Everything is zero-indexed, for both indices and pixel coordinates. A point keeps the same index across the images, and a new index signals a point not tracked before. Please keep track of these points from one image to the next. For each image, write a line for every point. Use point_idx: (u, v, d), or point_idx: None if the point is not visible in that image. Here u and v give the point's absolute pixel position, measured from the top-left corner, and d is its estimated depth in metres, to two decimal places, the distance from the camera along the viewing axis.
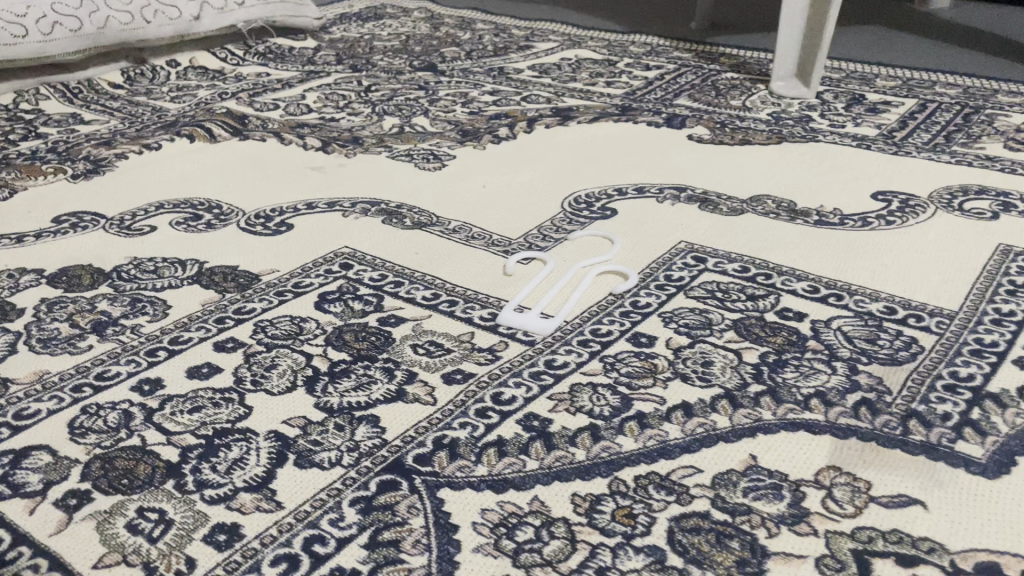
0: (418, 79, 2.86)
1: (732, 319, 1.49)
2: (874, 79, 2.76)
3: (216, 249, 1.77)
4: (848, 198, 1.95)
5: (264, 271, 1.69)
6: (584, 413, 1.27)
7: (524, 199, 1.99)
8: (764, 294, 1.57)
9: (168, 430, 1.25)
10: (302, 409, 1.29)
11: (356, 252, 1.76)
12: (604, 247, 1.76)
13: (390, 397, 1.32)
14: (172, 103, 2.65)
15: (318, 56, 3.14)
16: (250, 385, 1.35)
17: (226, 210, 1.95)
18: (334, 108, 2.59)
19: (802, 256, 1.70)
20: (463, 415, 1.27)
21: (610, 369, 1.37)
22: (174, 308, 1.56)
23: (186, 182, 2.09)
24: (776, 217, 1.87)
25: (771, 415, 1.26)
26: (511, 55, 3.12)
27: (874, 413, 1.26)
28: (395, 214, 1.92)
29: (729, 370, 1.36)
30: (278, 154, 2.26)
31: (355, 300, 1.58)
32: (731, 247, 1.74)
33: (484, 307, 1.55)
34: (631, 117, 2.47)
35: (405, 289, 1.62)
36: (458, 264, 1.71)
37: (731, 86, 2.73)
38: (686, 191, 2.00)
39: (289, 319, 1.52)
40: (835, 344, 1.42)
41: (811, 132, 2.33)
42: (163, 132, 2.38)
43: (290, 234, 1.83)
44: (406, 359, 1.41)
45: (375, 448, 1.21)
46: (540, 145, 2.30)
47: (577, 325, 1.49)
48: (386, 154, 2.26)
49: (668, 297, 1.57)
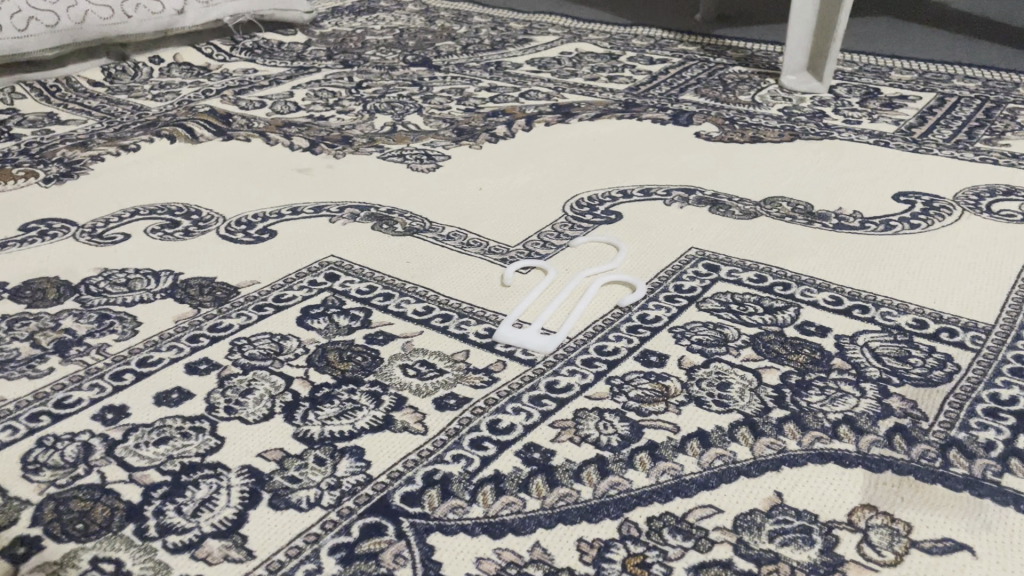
0: (412, 75, 2.74)
1: (749, 335, 1.37)
2: (889, 72, 2.64)
3: (192, 258, 1.65)
4: (868, 199, 1.82)
5: (243, 283, 1.57)
6: (590, 443, 1.15)
7: (523, 202, 1.87)
8: (783, 306, 1.45)
9: (131, 465, 1.14)
10: (280, 440, 1.18)
11: (343, 262, 1.64)
12: (610, 255, 1.64)
13: (376, 426, 1.20)
14: (154, 101, 2.53)
15: (308, 51, 3.02)
16: (223, 413, 1.23)
17: (206, 215, 1.83)
18: (323, 106, 2.47)
19: (822, 264, 1.58)
20: (456, 446, 1.15)
21: (618, 392, 1.25)
22: (145, 325, 1.44)
23: (164, 185, 1.97)
24: (792, 220, 1.75)
25: (796, 446, 1.14)
26: (509, 50, 2.99)
27: (910, 443, 1.14)
28: (386, 220, 1.80)
29: (748, 393, 1.24)
30: (263, 155, 2.14)
31: (340, 315, 1.46)
32: (745, 254, 1.62)
33: (481, 322, 1.43)
34: (635, 114, 2.35)
35: (395, 302, 1.50)
36: (453, 274, 1.59)
37: (739, 81, 2.61)
38: (695, 193, 1.88)
39: (268, 337, 1.40)
40: (862, 362, 1.30)
41: (825, 128, 2.21)
42: (142, 132, 2.26)
43: (272, 242, 1.71)
44: (394, 382, 1.29)
45: (358, 486, 1.09)
46: (540, 144, 2.18)
47: (581, 342, 1.37)
48: (377, 155, 2.14)
49: (678, 310, 1.45)
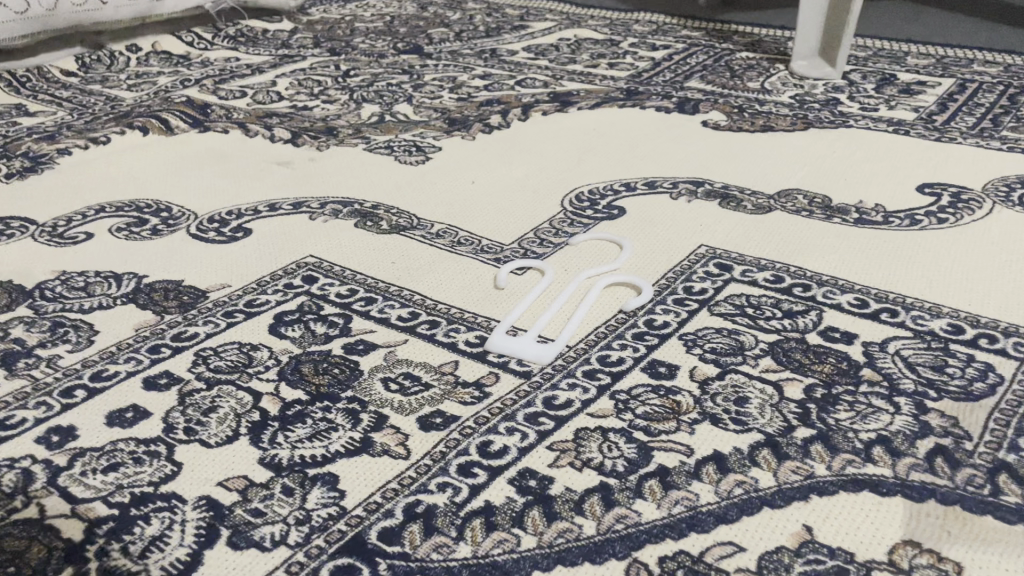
0: (402, 63, 2.60)
1: (768, 342, 1.24)
2: (905, 57, 2.50)
3: (158, 260, 1.52)
4: (890, 191, 1.69)
5: (212, 287, 1.43)
6: (593, 469, 1.02)
7: (518, 197, 1.73)
8: (804, 310, 1.32)
9: (74, 497, 1.01)
10: (244, 466, 1.05)
11: (323, 262, 1.51)
12: (613, 253, 1.51)
13: (352, 449, 1.07)
14: (129, 91, 2.39)
15: (293, 38, 2.88)
16: (182, 435, 1.10)
17: (176, 213, 1.69)
18: (307, 95, 2.33)
19: (845, 262, 1.45)
20: (442, 473, 1.02)
21: (623, 409, 1.12)
22: (102, 335, 1.31)
23: (134, 181, 1.84)
24: (809, 214, 1.62)
25: (825, 471, 1.01)
26: (504, 36, 2.85)
27: (953, 467, 1.01)
28: (371, 216, 1.67)
29: (769, 409, 1.11)
30: (241, 147, 2.01)
31: (316, 322, 1.33)
32: (760, 252, 1.49)
33: (472, 330, 1.30)
34: (637, 102, 2.21)
35: (376, 307, 1.37)
36: (442, 275, 1.46)
37: (747, 67, 2.47)
38: (703, 185, 1.74)
39: (237, 348, 1.27)
40: (895, 374, 1.17)
41: (840, 116, 2.08)
42: (113, 124, 2.12)
43: (246, 241, 1.58)
44: (374, 398, 1.16)
45: (331, 520, 0.96)
46: (537, 134, 2.04)
47: (582, 351, 1.24)
48: (363, 146, 2.00)
49: (689, 314, 1.32)
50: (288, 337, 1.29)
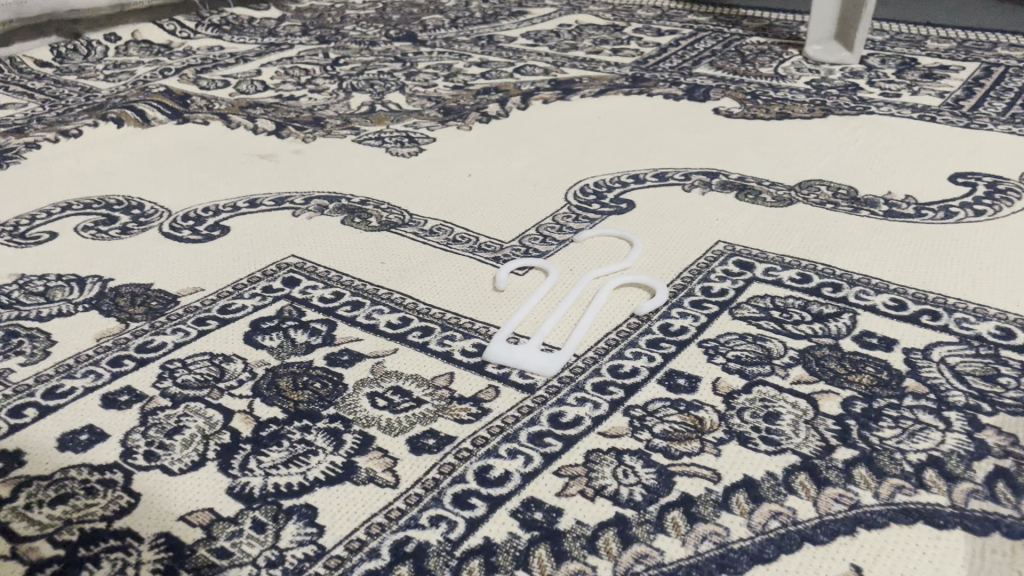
0: (394, 51, 2.47)
1: (798, 350, 1.12)
2: (924, 41, 2.37)
3: (126, 261, 1.39)
4: (919, 181, 1.57)
5: (183, 291, 1.31)
6: (607, 498, 0.90)
7: (518, 189, 1.61)
8: (836, 313, 1.19)
9: (15, 535, 0.88)
10: (210, 497, 0.92)
11: (305, 262, 1.38)
12: (622, 251, 1.38)
13: (333, 477, 0.94)
14: (105, 82, 2.26)
15: (281, 27, 2.75)
16: (141, 461, 0.98)
17: (148, 210, 1.56)
18: (294, 85, 2.20)
19: (877, 260, 1.32)
20: (436, 504, 0.90)
21: (639, 428, 0.99)
22: (59, 346, 1.19)
23: (106, 176, 1.71)
24: (833, 207, 1.49)
25: (871, 500, 0.89)
26: (502, 22, 2.72)
27: (1018, 494, 0.89)
28: (359, 212, 1.54)
29: (804, 427, 0.99)
30: (221, 139, 1.88)
31: (297, 329, 1.21)
32: (784, 248, 1.36)
33: (468, 338, 1.17)
34: (643, 89, 2.09)
35: (363, 312, 1.24)
36: (435, 276, 1.33)
37: (757, 52, 2.34)
38: (718, 176, 1.62)
39: (208, 359, 1.15)
40: (943, 385, 1.05)
41: (860, 102, 1.95)
42: (86, 116, 1.99)
43: (223, 240, 1.46)
44: (359, 416, 1.03)
45: (307, 562, 0.84)
46: (538, 123, 1.91)
47: (591, 361, 1.11)
48: (352, 137, 1.87)
49: (709, 319, 1.19)
50: (265, 346, 1.17)
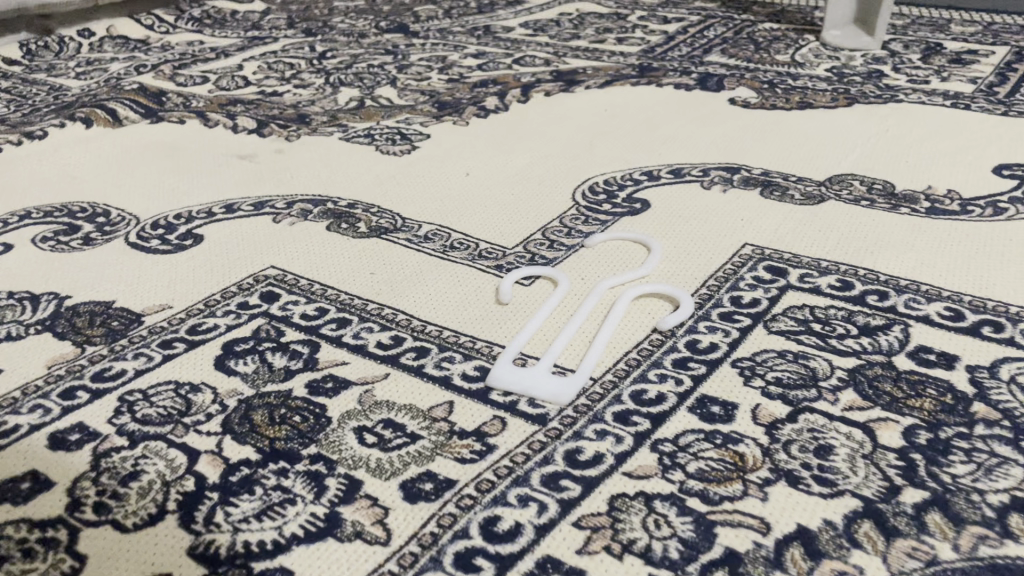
0: (385, 43, 2.33)
1: (847, 369, 0.98)
2: (948, 25, 2.24)
3: (86, 276, 1.25)
4: (962, 174, 1.43)
5: (149, 309, 1.16)
6: (638, 556, 0.76)
7: (521, 189, 1.47)
8: (885, 325, 1.05)
9: None
10: (169, 560, 0.78)
11: (286, 274, 1.24)
12: (639, 257, 1.24)
13: (313, 532, 0.80)
14: (75, 80, 2.11)
15: (265, 20, 2.60)
16: (89, 515, 0.83)
17: (115, 218, 1.42)
18: (277, 80, 2.06)
19: (924, 263, 1.18)
20: (435, 567, 0.76)
21: (670, 467, 0.85)
22: (5, 376, 1.04)
23: (70, 180, 1.56)
24: (870, 204, 1.35)
25: (951, 554, 0.75)
26: (498, 12, 2.58)
27: None
28: (346, 217, 1.40)
29: (862, 463, 0.85)
30: (198, 139, 1.73)
31: (275, 352, 1.07)
32: (819, 252, 1.22)
33: (470, 360, 1.03)
34: (652, 79, 1.95)
35: (350, 331, 1.10)
36: (431, 289, 1.19)
37: (771, 38, 2.20)
38: (739, 172, 1.48)
39: (172, 390, 1.00)
40: (1017, 409, 0.91)
41: (887, 90, 1.81)
42: (52, 116, 1.84)
43: (195, 250, 1.31)
44: (345, 456, 0.89)
45: None
46: (540, 116, 1.77)
47: (610, 385, 0.97)
48: (339, 135, 1.73)
49: (742, 333, 1.05)
50: (238, 372, 1.03)
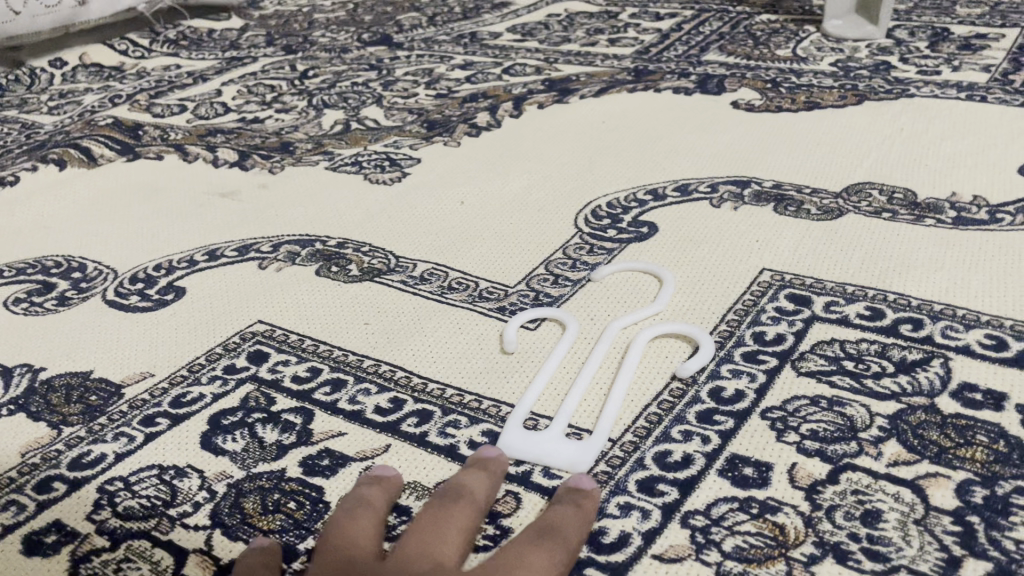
0: (369, 57, 2.24)
1: (887, 416, 0.90)
2: (952, 7, 2.15)
3: (62, 343, 1.17)
4: (986, 178, 1.35)
5: (130, 378, 1.08)
6: None
7: (520, 216, 1.39)
8: (923, 360, 0.97)
9: None
10: None
11: (275, 330, 1.16)
12: (650, 291, 1.16)
13: None
14: (48, 115, 2.02)
15: (243, 38, 2.51)
16: None
17: (92, 272, 1.34)
18: (258, 105, 1.97)
19: (958, 283, 1.10)
20: None
21: (705, 545, 0.78)
22: None
23: (45, 231, 1.48)
24: (892, 215, 1.27)
25: None
26: (483, 16, 2.49)
27: None
28: (337, 258, 1.32)
29: (915, 531, 0.77)
30: (177, 176, 1.65)
31: (436, 512, 0.76)
32: (843, 275, 1.14)
33: (476, 424, 0.96)
34: (649, 84, 1.86)
35: (479, 473, 0.81)
36: (430, 339, 1.11)
37: (769, 32, 2.11)
38: (749, 186, 1.40)
39: (156, 476, 0.93)
40: None
41: (897, 83, 1.73)
42: (24, 157, 1.76)
43: (177, 306, 1.23)
44: None
45: None
46: (535, 132, 1.69)
47: (630, 447, 0.90)
48: (325, 163, 1.65)
49: (769, 377, 0.97)
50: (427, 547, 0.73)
